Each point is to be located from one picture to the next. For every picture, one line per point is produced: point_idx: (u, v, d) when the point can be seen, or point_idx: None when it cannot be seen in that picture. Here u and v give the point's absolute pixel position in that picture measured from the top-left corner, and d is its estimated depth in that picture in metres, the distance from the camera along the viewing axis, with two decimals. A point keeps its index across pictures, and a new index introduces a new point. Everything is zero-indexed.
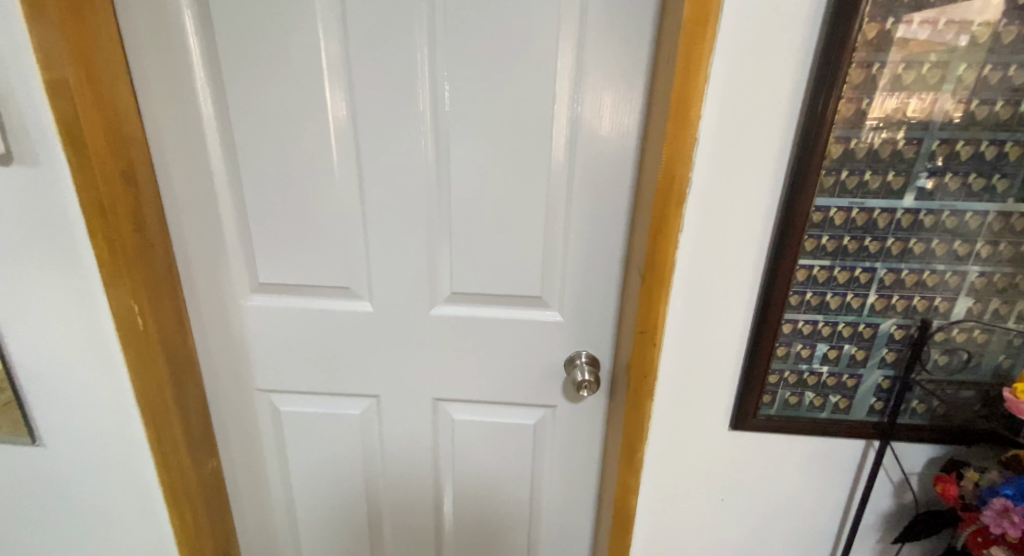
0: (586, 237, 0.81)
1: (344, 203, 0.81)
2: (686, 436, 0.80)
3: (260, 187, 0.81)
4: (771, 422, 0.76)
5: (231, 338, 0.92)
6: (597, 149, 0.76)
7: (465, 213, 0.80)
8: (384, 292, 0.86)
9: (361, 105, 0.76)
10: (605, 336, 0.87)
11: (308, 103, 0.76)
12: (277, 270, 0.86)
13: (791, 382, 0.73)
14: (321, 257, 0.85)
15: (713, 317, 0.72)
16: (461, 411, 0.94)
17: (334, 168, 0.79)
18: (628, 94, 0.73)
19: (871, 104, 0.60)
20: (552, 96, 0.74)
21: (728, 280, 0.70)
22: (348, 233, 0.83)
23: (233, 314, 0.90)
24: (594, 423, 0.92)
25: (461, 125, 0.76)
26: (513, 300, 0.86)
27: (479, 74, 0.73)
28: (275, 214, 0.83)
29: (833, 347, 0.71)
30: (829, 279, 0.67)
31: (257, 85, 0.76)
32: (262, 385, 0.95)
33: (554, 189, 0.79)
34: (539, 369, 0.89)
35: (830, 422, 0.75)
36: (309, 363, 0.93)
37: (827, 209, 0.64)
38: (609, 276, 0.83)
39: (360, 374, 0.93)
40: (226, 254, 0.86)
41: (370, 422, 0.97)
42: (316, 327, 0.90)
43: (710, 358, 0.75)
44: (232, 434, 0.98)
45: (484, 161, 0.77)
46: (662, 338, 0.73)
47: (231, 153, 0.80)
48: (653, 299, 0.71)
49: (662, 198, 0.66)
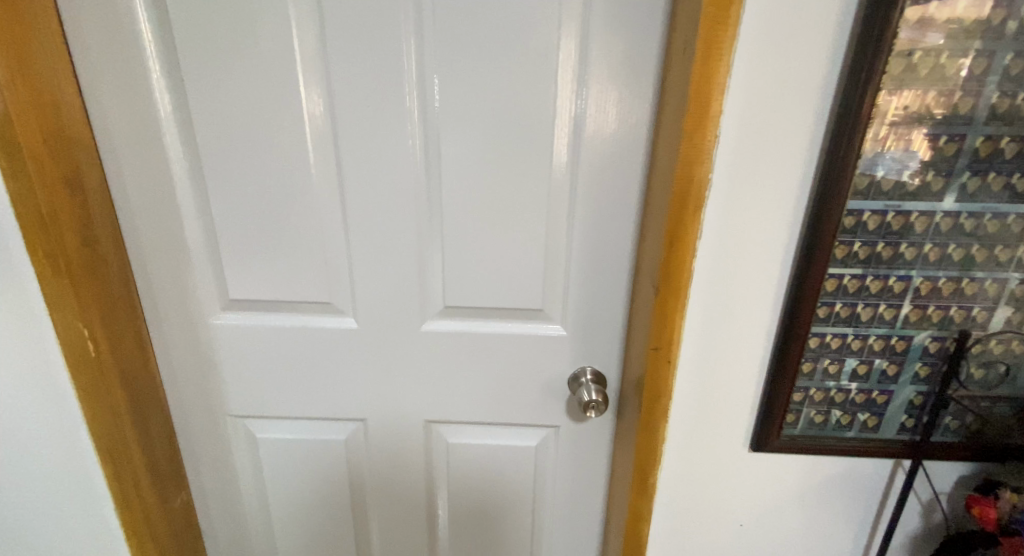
0: (592, 246, 0.74)
1: (324, 211, 0.73)
2: (702, 459, 0.74)
3: (229, 193, 0.73)
4: (795, 443, 0.70)
5: (200, 361, 0.83)
6: (603, 149, 0.69)
7: (458, 221, 0.73)
8: (370, 307, 0.79)
9: (340, 101, 0.68)
10: (612, 350, 0.80)
11: (281, 100, 0.68)
12: (249, 286, 0.78)
13: (817, 400, 0.68)
14: (299, 270, 0.77)
15: (733, 331, 0.66)
16: (456, 434, 0.87)
17: (312, 173, 0.71)
18: (637, 87, 0.66)
19: (911, 97, 0.54)
20: (554, 90, 0.67)
21: (750, 292, 0.64)
22: (329, 244, 0.75)
23: (202, 334, 0.81)
24: (600, 444, 0.86)
25: (453, 124, 0.68)
26: (512, 314, 0.79)
27: (473, 68, 0.66)
28: (246, 223, 0.74)
29: (862, 363, 0.65)
30: (861, 289, 0.62)
31: (222, 79, 0.67)
32: (235, 411, 0.87)
33: (556, 193, 0.72)
34: (541, 387, 0.82)
35: (858, 441, 0.69)
36: (288, 387, 0.84)
37: (860, 212, 0.58)
38: (617, 287, 0.76)
39: (345, 397, 0.85)
40: (191, 268, 0.77)
41: (355, 448, 0.89)
42: (296, 347, 0.81)
43: (729, 375, 0.69)
44: (204, 462, 0.90)
45: (479, 164, 0.70)
46: (677, 354, 0.67)
47: (194, 156, 0.72)
48: (668, 313, 0.64)
49: (679, 203, 0.59)
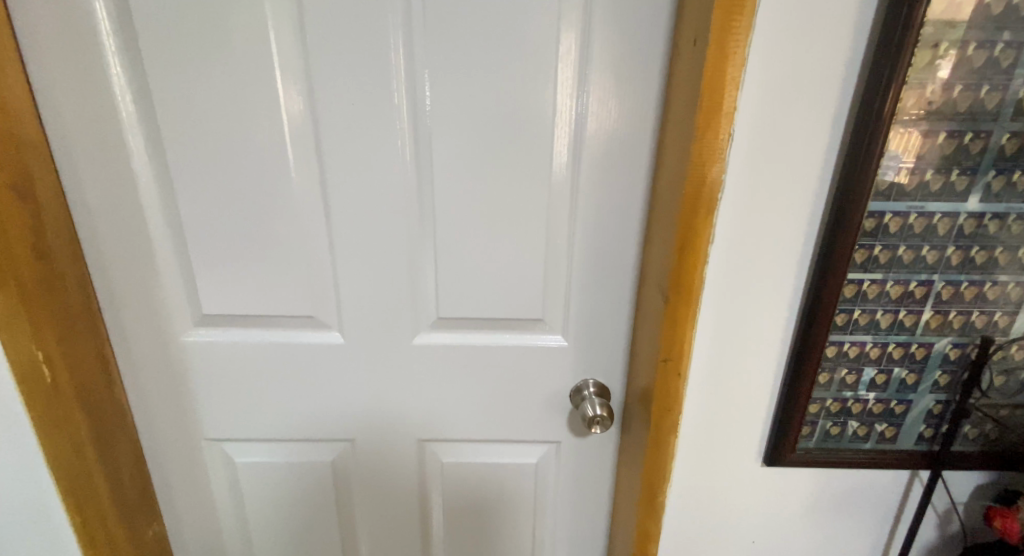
0: (594, 252, 0.70)
1: (307, 219, 0.68)
2: (713, 474, 0.70)
3: (201, 200, 0.67)
4: (811, 456, 0.67)
5: (172, 381, 0.77)
6: (606, 148, 0.65)
7: (451, 227, 0.68)
8: (358, 321, 0.73)
9: (323, 100, 0.62)
10: (615, 361, 0.76)
11: (257, 99, 0.62)
12: (225, 300, 0.72)
13: (833, 411, 0.65)
14: (280, 282, 0.71)
15: (747, 341, 0.63)
16: (451, 452, 0.82)
17: (293, 177, 0.66)
18: (642, 83, 0.62)
19: (937, 92, 0.51)
20: (554, 88, 0.62)
21: (765, 299, 0.61)
22: (312, 254, 0.70)
23: (173, 353, 0.75)
24: (603, 458, 0.82)
25: (445, 122, 0.63)
26: (510, 325, 0.74)
27: (467, 63, 0.61)
28: (220, 232, 0.68)
29: (881, 372, 0.62)
30: (880, 295, 0.58)
31: (190, 74, 0.61)
32: (212, 433, 0.80)
33: (557, 197, 0.67)
34: (541, 402, 0.78)
35: (875, 453, 0.66)
36: (269, 407, 0.78)
37: (881, 214, 0.55)
38: (621, 295, 0.72)
39: (331, 416, 0.79)
40: (160, 282, 0.71)
41: (342, 470, 0.83)
42: (277, 364, 0.76)
43: (741, 387, 0.65)
44: (177, 489, 0.84)
45: (474, 166, 0.65)
46: (688, 366, 0.63)
47: (160, 159, 0.65)
48: (678, 323, 0.60)
49: (691, 206, 0.55)
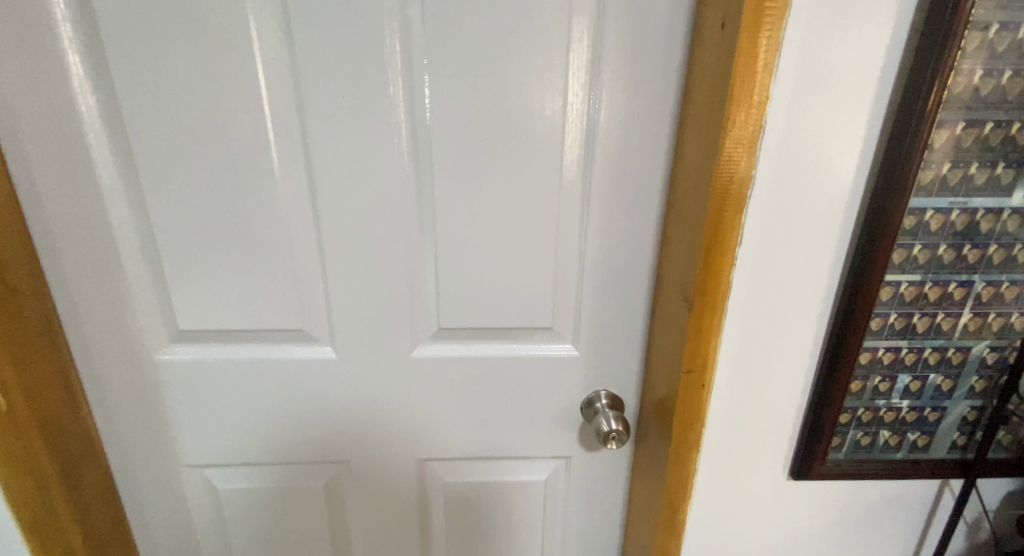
0: (607, 256, 0.65)
1: (293, 225, 0.62)
2: (736, 488, 0.66)
3: (175, 207, 0.60)
4: (840, 468, 0.63)
5: (146, 404, 0.70)
6: (621, 144, 0.60)
7: (452, 232, 0.63)
8: (352, 335, 0.67)
9: (310, 97, 0.56)
10: (628, 371, 0.72)
11: (236, 95, 0.56)
12: (204, 316, 0.66)
13: (864, 421, 0.61)
14: (265, 295, 0.65)
15: (774, 347, 0.59)
16: (454, 471, 0.77)
17: (278, 181, 0.60)
18: (661, 72, 0.57)
19: (985, 79, 0.47)
20: (565, 80, 0.57)
21: (795, 302, 0.57)
22: (300, 264, 0.64)
23: (147, 374, 0.68)
24: (616, 474, 0.77)
25: (446, 118, 0.58)
26: (517, 336, 0.69)
27: (470, 54, 0.56)
28: (197, 241, 0.62)
29: (916, 378, 0.59)
30: (918, 298, 0.55)
31: (159, 66, 0.55)
32: (192, 459, 0.74)
33: (568, 198, 0.62)
34: (550, 416, 0.73)
35: (906, 463, 0.63)
36: (256, 429, 0.72)
37: (923, 211, 0.51)
38: (635, 301, 0.68)
39: (324, 437, 0.73)
40: (131, 296, 0.64)
41: (336, 493, 0.77)
42: (263, 384, 0.69)
43: (768, 396, 0.61)
44: (155, 520, 0.77)
45: (477, 166, 0.60)
46: (712, 377, 0.59)
47: (128, 161, 0.59)
48: (703, 331, 0.56)
49: (719, 206, 0.51)
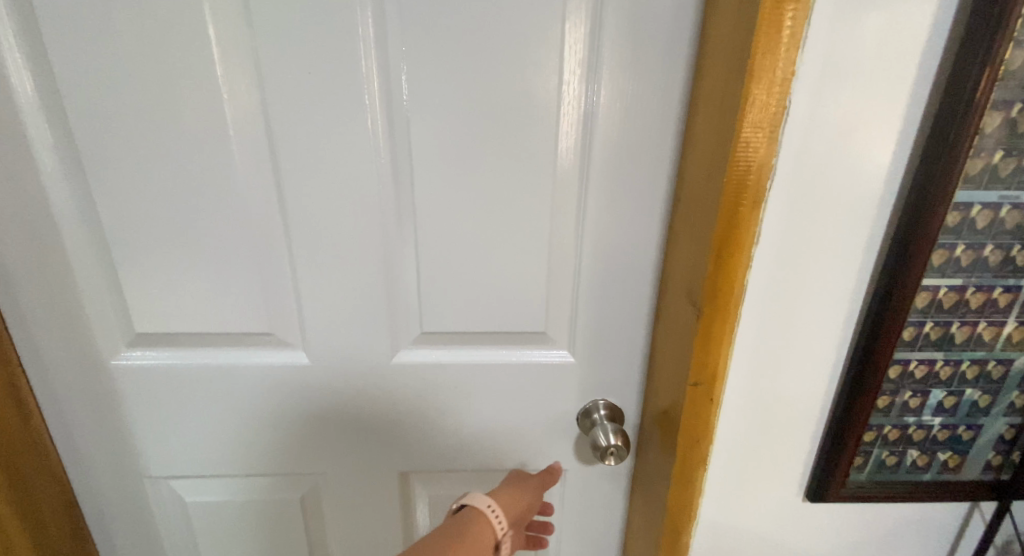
0: (607, 256, 0.59)
1: (258, 221, 0.56)
2: (744, 505, 0.62)
3: (125, 197, 0.54)
4: (862, 491, 0.58)
5: (102, 413, 0.64)
6: (624, 128, 0.53)
7: (435, 228, 0.57)
8: (326, 341, 0.62)
9: (272, 78, 0.50)
10: (628, 380, 0.66)
11: (190, 77, 0.50)
12: (163, 319, 0.60)
13: (891, 440, 0.55)
14: (230, 295, 0.59)
15: (794, 357, 0.53)
16: (439, 482, 0.72)
17: (240, 173, 0.54)
18: (670, 49, 0.50)
19: None
20: (561, 60, 0.51)
21: (818, 309, 0.51)
22: (267, 263, 0.58)
23: (104, 381, 0.63)
24: (614, 489, 0.72)
25: (426, 98, 0.51)
26: (507, 340, 0.64)
27: (451, 30, 0.49)
28: (151, 235, 0.56)
29: (950, 394, 0.53)
30: (957, 305, 0.49)
31: (96, 35, 0.48)
32: (156, 470, 0.68)
33: (563, 191, 0.56)
34: (544, 426, 0.68)
35: (935, 485, 0.58)
36: (226, 439, 0.67)
37: (968, 207, 0.45)
38: (637, 306, 0.62)
39: (300, 447, 0.68)
40: (81, 299, 0.58)
41: (315, 507, 0.72)
42: (231, 391, 0.64)
43: (785, 409, 0.56)
44: (120, 532, 0.72)
45: (461, 156, 0.54)
46: (722, 391, 0.53)
47: (70, 149, 0.52)
48: (712, 340, 0.50)
49: (733, 202, 0.44)
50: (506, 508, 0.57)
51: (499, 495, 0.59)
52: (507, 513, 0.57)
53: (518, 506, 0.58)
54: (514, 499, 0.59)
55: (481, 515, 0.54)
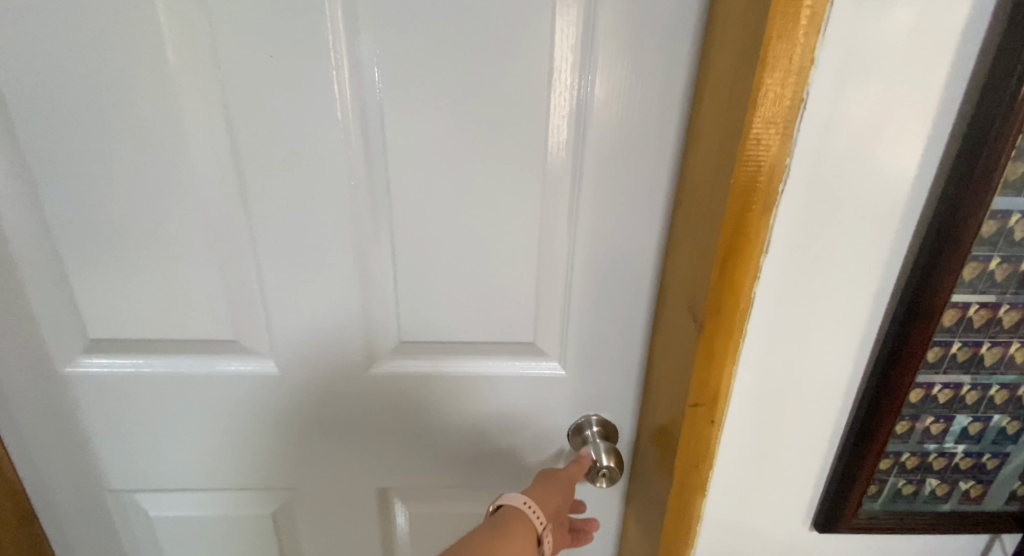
0: (600, 262, 0.54)
1: (219, 220, 0.51)
2: (747, 528, 0.59)
3: (71, 192, 0.50)
4: (875, 521, 0.55)
5: (57, 423, 0.60)
6: (622, 121, 0.48)
7: (412, 230, 0.52)
8: (296, 350, 0.57)
9: (230, 64, 0.45)
10: (623, 394, 0.61)
11: (139, 62, 0.45)
12: (120, 325, 0.56)
13: (908, 468, 0.51)
14: (192, 299, 0.54)
15: (806, 375, 0.50)
16: (421, 499, 0.68)
17: (199, 168, 0.49)
18: (674, 35, 0.45)
19: None
20: (551, 46, 0.46)
21: (833, 325, 0.48)
22: (230, 266, 0.53)
23: (58, 389, 0.58)
24: (606, 508, 0.67)
25: (401, 86, 0.46)
26: (493, 351, 0.59)
27: (428, 11, 0.44)
28: (103, 234, 0.51)
29: (976, 421, 0.49)
30: (989, 324, 0.44)
31: (33, 12, 0.43)
32: (118, 483, 0.64)
33: (553, 191, 0.51)
34: (531, 442, 0.64)
35: (954, 515, 0.54)
36: (192, 452, 0.63)
37: (1007, 215, 0.40)
38: (632, 316, 0.57)
39: (270, 461, 0.64)
40: (28, 303, 0.54)
41: (288, 524, 0.68)
42: (195, 401, 0.60)
43: (794, 430, 0.53)
44: (82, 546, 0.68)
45: (441, 152, 0.49)
46: (723, 414, 0.48)
47: (10, 140, 0.48)
48: (713, 360, 0.45)
49: (740, 208, 0.39)
50: (544, 502, 0.52)
51: (533, 487, 0.54)
52: (542, 508, 0.51)
53: (555, 499, 0.52)
54: (550, 490, 0.53)
55: (518, 512, 0.49)
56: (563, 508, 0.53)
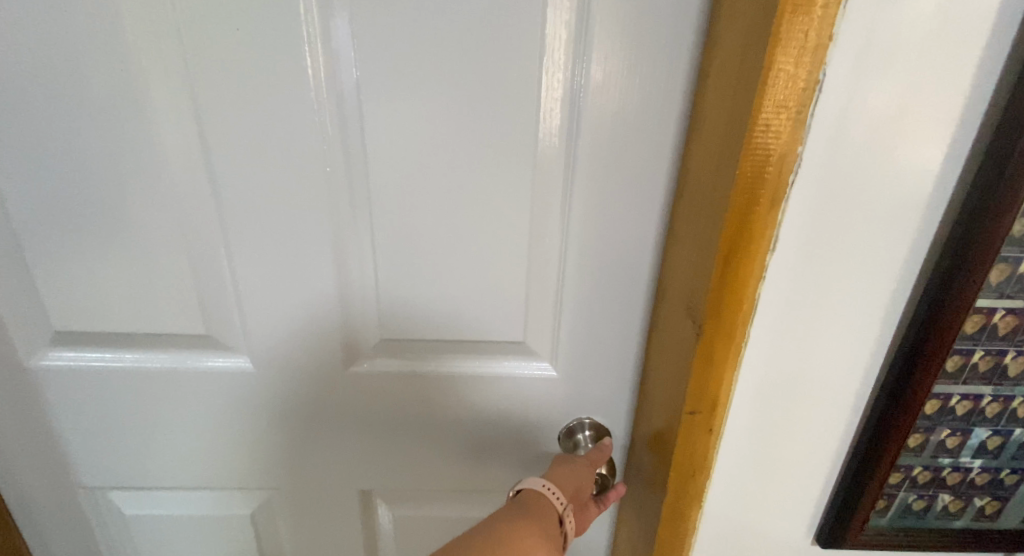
0: (594, 258, 0.51)
1: (187, 209, 0.48)
2: (744, 538, 0.56)
3: (28, 177, 0.46)
4: (882, 537, 0.52)
5: (25, 418, 0.57)
6: (620, 105, 0.44)
7: (395, 223, 0.49)
8: (273, 347, 0.54)
9: (192, 40, 0.41)
10: (618, 398, 0.58)
11: (93, 37, 0.41)
12: (88, 318, 0.53)
13: (920, 483, 0.48)
14: (162, 292, 0.51)
15: (813, 380, 0.47)
16: (406, 501, 0.65)
17: (163, 153, 0.46)
18: (678, 13, 0.41)
19: None
20: (544, 24, 0.42)
21: (844, 328, 0.44)
22: (202, 258, 0.50)
23: (24, 383, 0.56)
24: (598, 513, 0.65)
25: (381, 68, 0.43)
26: (481, 350, 0.56)
27: None
28: (66, 222, 0.48)
29: (996, 434, 0.46)
30: (1015, 332, 0.41)
31: None
32: (92, 480, 0.62)
33: (546, 183, 0.48)
34: (521, 445, 0.61)
35: (967, 533, 0.51)
36: (167, 450, 0.60)
37: None
38: (628, 315, 0.54)
39: (248, 461, 0.61)
40: None
41: (268, 524, 0.66)
42: (168, 398, 0.57)
43: (799, 437, 0.50)
44: (55, 543, 0.66)
45: (424, 139, 0.45)
46: (721, 421, 0.45)
47: None
48: (712, 365, 0.42)
49: (745, 202, 0.36)
50: (562, 484, 0.50)
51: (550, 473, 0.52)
52: (563, 490, 0.49)
53: (575, 480, 0.50)
54: (568, 472, 0.51)
55: (539, 497, 0.47)
56: (585, 488, 0.51)
